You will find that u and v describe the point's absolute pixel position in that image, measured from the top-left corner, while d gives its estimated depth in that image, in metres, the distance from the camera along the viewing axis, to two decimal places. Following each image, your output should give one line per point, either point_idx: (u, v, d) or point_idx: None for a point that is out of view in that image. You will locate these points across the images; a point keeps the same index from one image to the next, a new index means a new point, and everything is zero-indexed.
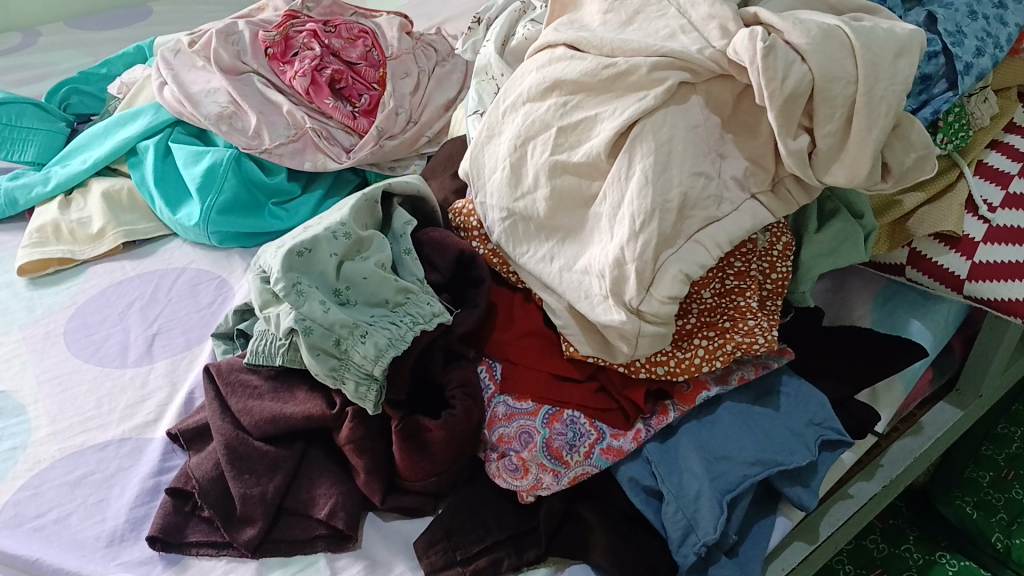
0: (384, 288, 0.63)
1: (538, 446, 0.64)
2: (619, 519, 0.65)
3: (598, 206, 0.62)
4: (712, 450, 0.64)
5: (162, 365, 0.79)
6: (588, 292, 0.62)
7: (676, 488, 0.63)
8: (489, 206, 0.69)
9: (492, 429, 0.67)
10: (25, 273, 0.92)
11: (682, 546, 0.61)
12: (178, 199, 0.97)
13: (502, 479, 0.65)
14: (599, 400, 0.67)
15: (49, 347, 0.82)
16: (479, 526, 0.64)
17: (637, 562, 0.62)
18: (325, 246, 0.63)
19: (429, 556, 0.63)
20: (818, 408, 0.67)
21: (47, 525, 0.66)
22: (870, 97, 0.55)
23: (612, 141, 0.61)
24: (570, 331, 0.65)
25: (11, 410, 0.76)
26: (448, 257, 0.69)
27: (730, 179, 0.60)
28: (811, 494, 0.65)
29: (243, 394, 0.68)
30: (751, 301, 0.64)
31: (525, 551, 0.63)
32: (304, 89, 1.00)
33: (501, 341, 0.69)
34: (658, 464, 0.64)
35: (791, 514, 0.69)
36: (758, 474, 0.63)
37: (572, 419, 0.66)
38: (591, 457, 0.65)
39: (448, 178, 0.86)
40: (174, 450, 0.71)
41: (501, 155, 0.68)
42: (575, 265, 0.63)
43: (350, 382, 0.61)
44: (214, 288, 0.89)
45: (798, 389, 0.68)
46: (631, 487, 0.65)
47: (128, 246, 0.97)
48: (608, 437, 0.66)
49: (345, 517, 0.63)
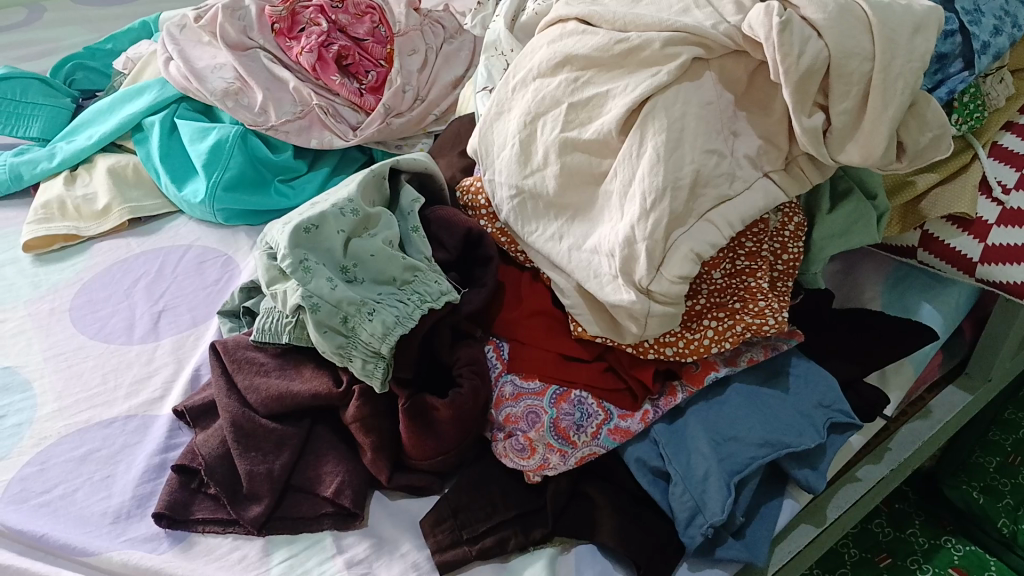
0: (392, 266, 0.63)
1: (545, 426, 0.64)
2: (627, 500, 0.65)
3: (608, 183, 0.61)
4: (721, 432, 0.64)
5: (168, 343, 0.79)
6: (598, 271, 0.61)
7: (684, 468, 0.63)
8: (497, 183, 0.68)
9: (499, 409, 0.66)
10: (30, 250, 0.92)
11: (689, 527, 0.61)
12: (184, 176, 0.96)
13: (509, 458, 0.64)
14: (607, 380, 0.66)
15: (54, 323, 0.82)
16: (485, 504, 0.64)
17: (645, 542, 0.62)
18: (333, 222, 0.62)
19: (435, 535, 0.63)
20: (827, 391, 0.66)
21: (53, 500, 0.66)
22: (888, 75, 0.54)
23: (624, 118, 0.60)
24: (578, 311, 0.65)
25: (17, 386, 0.76)
26: (456, 236, 0.68)
27: (743, 158, 0.59)
28: (819, 476, 0.65)
29: (249, 371, 0.67)
30: (762, 282, 0.63)
31: (532, 531, 0.63)
32: (310, 65, 0.98)
33: (508, 320, 0.69)
34: (666, 444, 0.64)
35: (799, 497, 0.68)
36: (766, 456, 0.63)
37: (580, 399, 0.66)
38: (598, 437, 0.64)
39: (455, 156, 0.85)
40: (181, 427, 0.71)
41: (510, 133, 0.67)
42: (584, 244, 0.63)
43: (357, 359, 0.60)
44: (220, 266, 0.89)
45: (808, 371, 0.67)
46: (638, 467, 0.65)
47: (134, 223, 0.97)
48: (616, 418, 0.65)
49: (351, 495, 0.63)
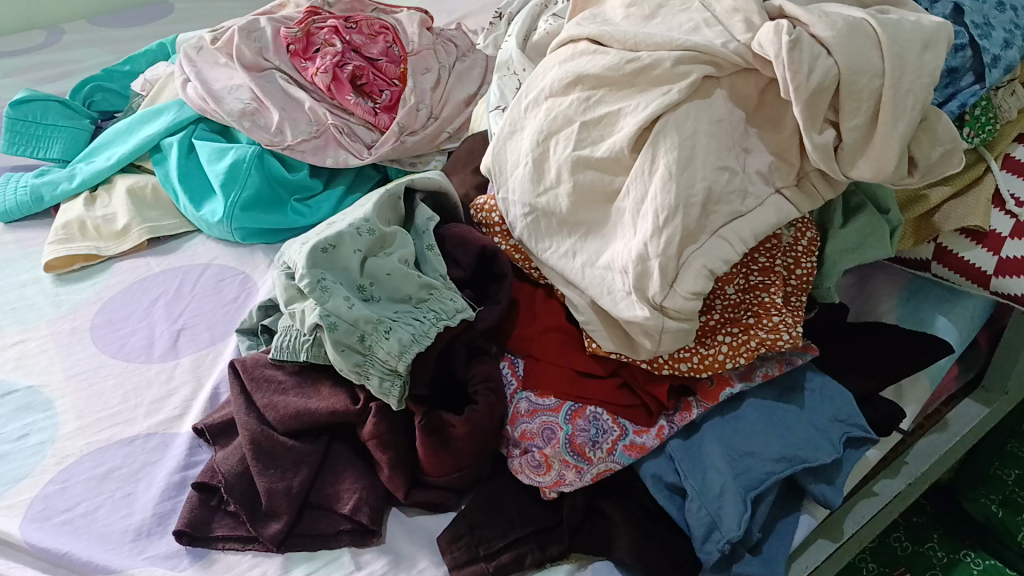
0: (407, 283, 0.61)
1: (561, 442, 0.64)
2: (642, 515, 0.66)
3: (621, 201, 0.61)
4: (737, 446, 0.66)
5: (188, 361, 0.80)
6: (611, 288, 0.62)
7: (700, 484, 0.64)
8: (511, 202, 0.68)
9: (514, 425, 0.66)
10: (51, 270, 0.93)
11: (706, 542, 0.63)
12: (202, 196, 0.98)
13: (525, 474, 0.65)
14: (623, 397, 0.66)
15: (76, 343, 0.83)
16: (501, 521, 0.65)
17: (661, 558, 0.63)
18: (350, 241, 0.61)
19: (452, 551, 0.64)
20: (844, 406, 0.69)
21: (75, 519, 0.66)
22: (898, 89, 0.55)
23: (635, 136, 0.60)
24: (593, 327, 0.65)
25: (39, 404, 0.77)
26: (470, 253, 0.68)
27: (755, 174, 0.60)
28: (836, 491, 0.68)
29: (268, 390, 0.68)
30: (777, 297, 0.63)
31: (548, 547, 0.64)
32: (324, 86, 1.00)
33: (523, 337, 0.69)
34: (682, 460, 0.66)
35: (816, 512, 0.70)
36: (783, 471, 0.65)
37: (595, 415, 0.65)
38: (614, 453, 0.64)
39: (468, 173, 0.87)
40: (200, 445, 0.72)
41: (523, 151, 0.67)
42: (598, 261, 0.63)
43: (374, 377, 0.59)
44: (238, 284, 0.90)
45: (824, 385, 0.70)
46: (655, 483, 0.66)
47: (153, 242, 0.98)
48: (632, 433, 0.65)
49: (369, 512, 0.64)
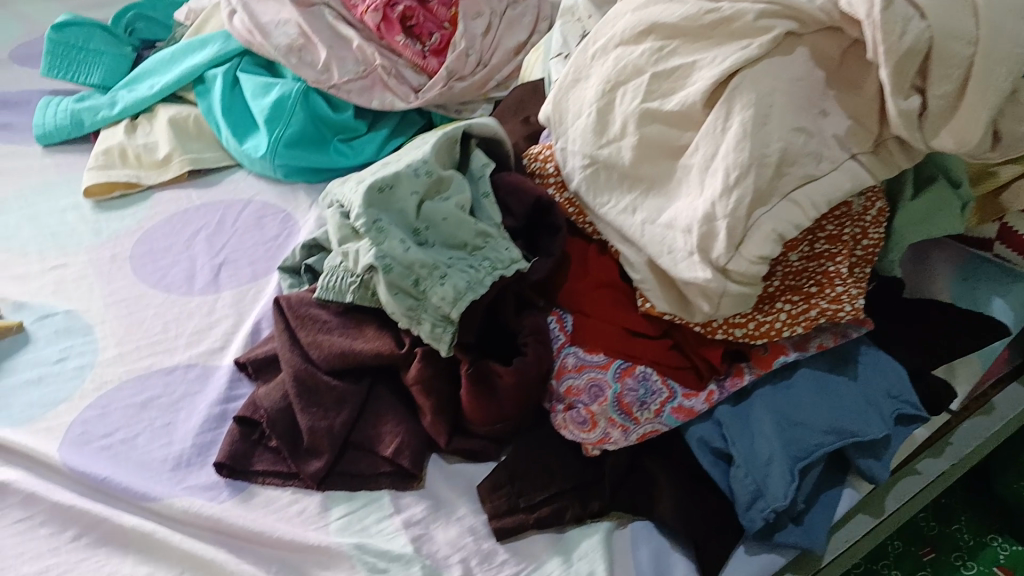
0: (463, 230, 0.60)
1: (608, 401, 0.63)
2: (685, 478, 0.65)
3: (688, 157, 0.60)
4: (787, 416, 0.65)
5: (229, 295, 0.80)
6: (672, 247, 0.60)
7: (747, 451, 0.64)
8: (571, 152, 0.67)
9: (560, 380, 0.65)
10: (91, 196, 0.92)
11: (749, 510, 0.63)
12: (245, 130, 0.96)
13: (570, 430, 0.64)
14: (673, 358, 0.65)
15: (116, 270, 0.82)
16: (543, 475, 0.64)
17: (702, 521, 0.63)
18: (407, 182, 0.59)
19: (492, 500, 0.63)
20: (896, 382, 0.68)
21: (115, 445, 0.66)
22: (990, 60, 0.52)
23: (710, 91, 0.58)
24: (648, 286, 0.63)
25: (78, 329, 0.76)
26: (525, 203, 0.66)
27: (831, 138, 0.57)
28: (884, 467, 0.67)
29: (313, 328, 0.68)
30: (842, 267, 0.62)
31: (589, 503, 0.63)
32: (373, 25, 0.96)
33: (574, 292, 0.67)
34: (730, 426, 0.65)
35: (859, 486, 0.70)
36: (833, 443, 0.64)
37: (645, 375, 0.64)
38: (661, 415, 0.63)
39: (519, 123, 0.85)
40: (241, 378, 0.71)
41: (587, 100, 0.66)
42: (659, 219, 0.61)
43: (425, 323, 0.57)
44: (280, 222, 0.89)
45: (877, 359, 0.69)
46: (700, 447, 0.65)
47: (193, 174, 0.97)
48: (680, 396, 0.64)
49: (411, 456, 0.63)
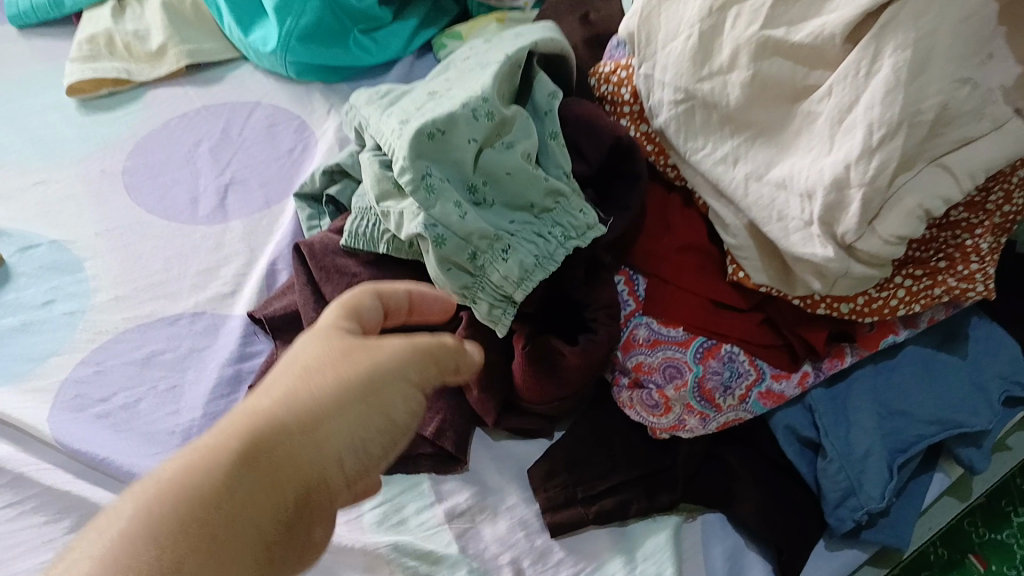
0: (530, 188, 0.49)
1: (688, 386, 0.54)
2: (763, 467, 0.58)
3: (815, 104, 0.48)
4: (888, 404, 0.57)
5: (238, 224, 0.69)
6: (783, 213, 0.49)
7: (842, 442, 0.56)
8: (658, 81, 0.54)
9: (628, 354, 0.56)
10: (76, 94, 0.79)
11: (838, 508, 0.55)
12: (253, 19, 0.82)
13: (637, 411, 0.56)
14: (764, 335, 0.56)
15: (107, 190, 0.72)
16: (605, 460, 0.57)
17: (786, 523, 0.55)
18: (465, 126, 0.47)
19: (546, 491, 0.55)
20: (1010, 361, 0.59)
21: (114, 412, 0.58)
22: None
23: (855, 23, 0.45)
24: (745, 253, 0.53)
25: (67, 265, 0.66)
26: (601, 146, 0.55)
27: (997, 89, 0.44)
28: (985, 457, 0.59)
29: (340, 282, 0.57)
30: (982, 242, 0.51)
31: (657, 496, 0.56)
32: None
33: (651, 253, 0.58)
34: (823, 413, 0.57)
35: (951, 472, 0.62)
36: (937, 435, 0.56)
37: (731, 355, 0.55)
38: (745, 401, 0.55)
39: (578, 24, 0.71)
40: (256, 332, 0.62)
41: (685, 19, 0.53)
42: (767, 175, 0.50)
43: (482, 303, 0.48)
44: (294, 131, 0.76)
45: (990, 335, 0.60)
46: (786, 435, 0.58)
47: (192, 69, 0.84)
48: (769, 379, 0.56)
49: (454, 438, 0.55)
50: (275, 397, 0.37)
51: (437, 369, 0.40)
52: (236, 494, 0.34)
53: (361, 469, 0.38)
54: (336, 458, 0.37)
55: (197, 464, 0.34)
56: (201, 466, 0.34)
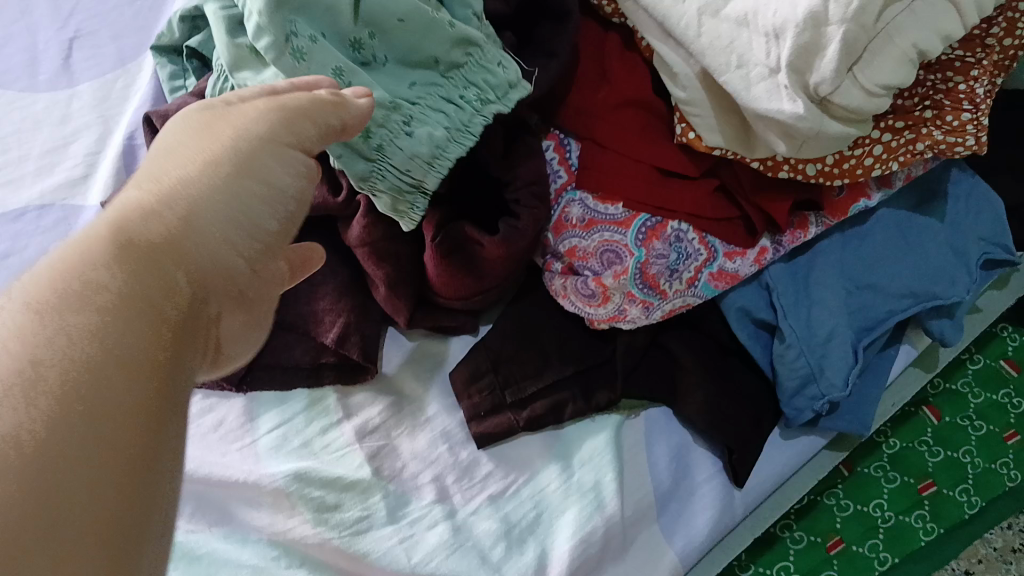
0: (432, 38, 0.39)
1: (629, 273, 0.46)
2: (714, 354, 0.51)
3: None
4: (856, 278, 0.50)
5: (88, 90, 0.57)
6: (744, 60, 0.39)
7: (802, 324, 0.49)
8: None
9: (559, 236, 0.48)
10: None
11: (795, 398, 0.50)
12: None
13: (571, 301, 0.48)
14: (715, 207, 0.48)
15: None
16: (536, 357, 0.49)
17: (738, 415, 0.50)
18: None
19: (470, 397, 0.49)
20: (992, 221, 0.52)
21: None
22: None
23: None
24: (696, 111, 0.44)
25: None
26: None
27: None
28: (957, 330, 0.53)
29: None
30: (977, 86, 0.42)
31: (594, 395, 0.49)
32: None
33: (584, 111, 0.48)
34: (783, 294, 0.50)
35: (918, 342, 0.57)
36: (907, 310, 0.50)
37: (677, 234, 0.47)
38: (694, 285, 0.48)
39: None
40: None
41: None
42: (725, 10, 0.39)
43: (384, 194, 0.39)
44: None
45: (972, 192, 0.53)
46: (739, 318, 0.51)
47: None
48: (721, 257, 0.48)
49: (360, 345, 0.47)
50: (139, 193, 0.27)
51: (319, 126, 0.31)
52: (122, 284, 0.23)
53: (262, 249, 0.28)
54: (224, 225, 0.27)
55: (66, 261, 0.23)
56: (64, 264, 0.23)
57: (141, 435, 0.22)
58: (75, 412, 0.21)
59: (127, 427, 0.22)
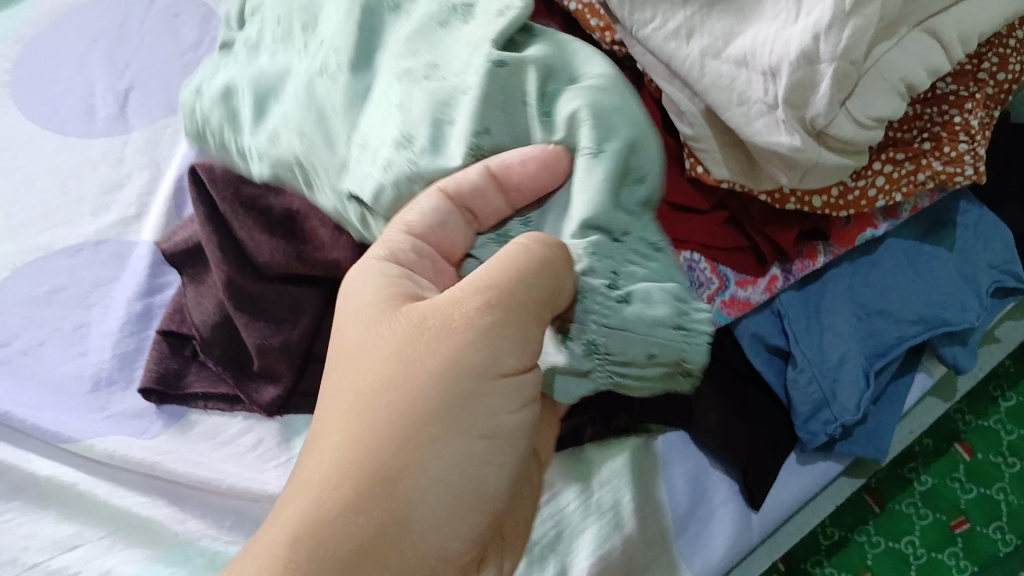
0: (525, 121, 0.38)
1: None
2: (728, 380, 0.53)
3: None
4: (866, 305, 0.52)
5: (140, 136, 0.61)
6: (744, 97, 0.42)
7: (814, 350, 0.51)
8: None
9: None
10: None
11: (810, 421, 0.51)
12: None
13: None
14: (726, 237, 0.50)
15: None
16: None
17: (752, 439, 0.51)
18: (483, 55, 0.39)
19: None
20: (999, 247, 0.54)
21: (14, 357, 0.52)
22: None
23: None
24: (702, 145, 0.46)
25: None
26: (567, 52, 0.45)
27: None
28: (970, 355, 0.55)
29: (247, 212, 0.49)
30: (971, 118, 0.45)
31: (612, 419, 0.50)
32: None
33: None
34: (795, 320, 0.51)
35: (934, 371, 0.57)
36: (919, 335, 0.52)
37: (690, 263, 0.50)
38: (708, 312, 0.50)
39: None
40: (165, 262, 0.56)
41: None
42: (725, 51, 0.42)
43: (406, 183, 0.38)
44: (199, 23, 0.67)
45: (979, 222, 0.54)
46: (753, 344, 0.52)
47: None
48: (733, 286, 0.51)
49: None
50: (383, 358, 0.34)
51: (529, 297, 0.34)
52: (394, 429, 0.33)
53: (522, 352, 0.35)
54: (460, 397, 0.33)
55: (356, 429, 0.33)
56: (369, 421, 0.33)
57: (426, 538, 0.33)
58: (363, 544, 0.32)
59: (422, 515, 0.33)
